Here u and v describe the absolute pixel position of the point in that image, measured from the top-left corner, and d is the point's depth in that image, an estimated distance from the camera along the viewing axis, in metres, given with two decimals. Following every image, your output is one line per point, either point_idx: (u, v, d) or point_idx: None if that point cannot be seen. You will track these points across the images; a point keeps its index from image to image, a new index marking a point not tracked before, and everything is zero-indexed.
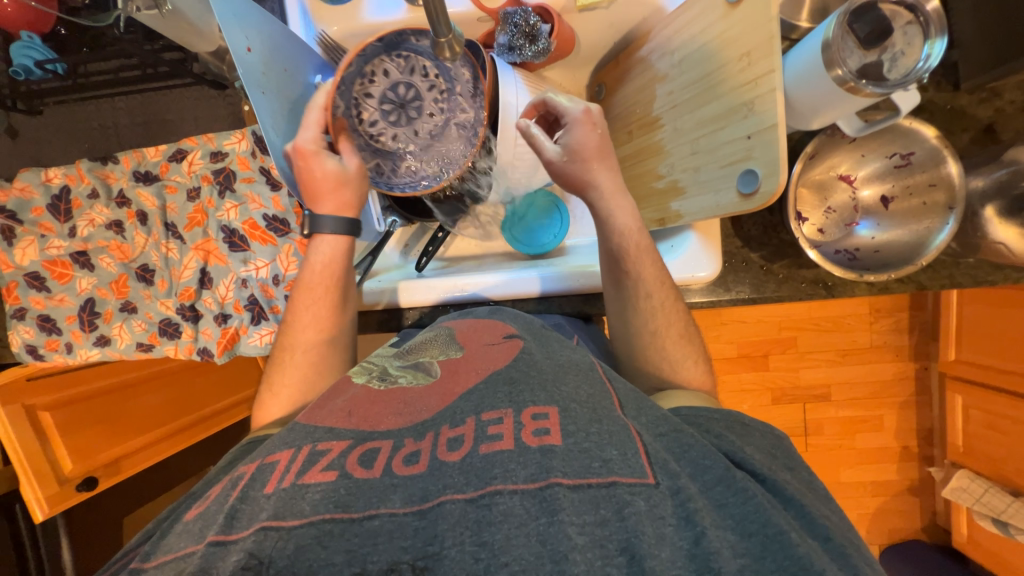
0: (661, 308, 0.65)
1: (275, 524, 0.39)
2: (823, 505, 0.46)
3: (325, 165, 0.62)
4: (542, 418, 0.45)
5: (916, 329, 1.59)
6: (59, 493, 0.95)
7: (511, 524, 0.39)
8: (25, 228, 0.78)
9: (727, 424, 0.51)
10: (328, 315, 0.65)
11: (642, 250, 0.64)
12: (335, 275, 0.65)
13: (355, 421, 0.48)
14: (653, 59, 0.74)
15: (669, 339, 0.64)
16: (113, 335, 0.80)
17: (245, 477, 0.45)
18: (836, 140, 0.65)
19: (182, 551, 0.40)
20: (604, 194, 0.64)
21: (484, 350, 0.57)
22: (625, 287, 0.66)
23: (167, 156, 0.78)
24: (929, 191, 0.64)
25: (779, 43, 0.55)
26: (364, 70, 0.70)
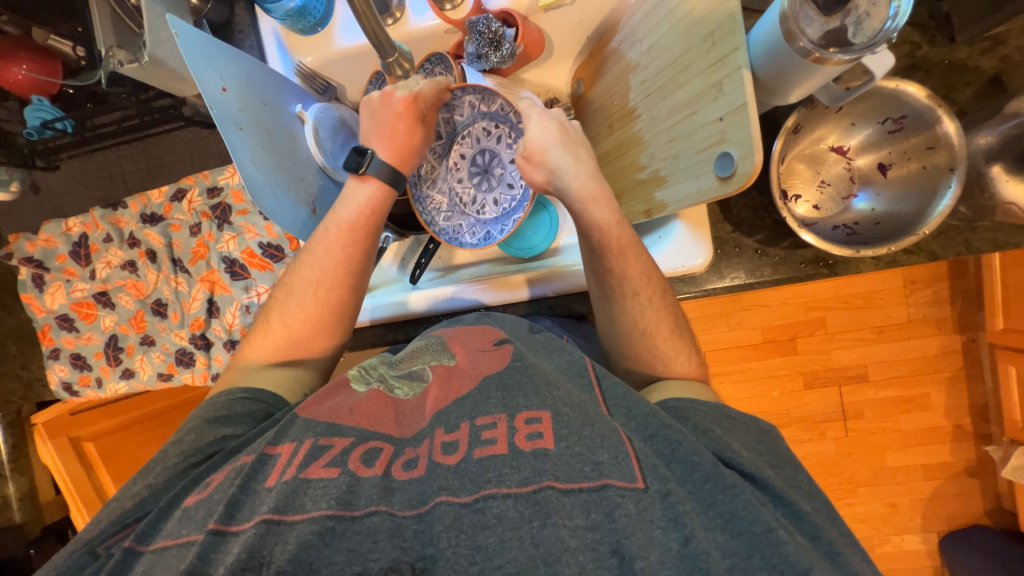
0: (650, 305, 0.62)
1: (276, 518, 0.41)
2: (806, 502, 0.45)
3: (419, 130, 0.69)
4: (536, 422, 0.45)
5: (959, 298, 1.48)
6: None
7: (505, 527, 0.40)
8: (51, 275, 0.87)
9: (713, 417, 0.50)
10: (359, 258, 0.65)
11: (625, 244, 0.62)
12: (368, 223, 0.65)
13: (358, 419, 0.50)
14: (624, 50, 0.73)
15: (661, 338, 0.61)
16: (136, 368, 0.86)
17: (247, 465, 0.46)
18: (819, 112, 0.62)
19: (186, 538, 0.42)
20: (575, 187, 0.64)
21: (473, 356, 0.57)
22: (609, 285, 0.63)
23: (169, 197, 0.83)
24: (929, 155, 0.59)
25: (740, 20, 0.53)
26: (450, 166, 0.85)
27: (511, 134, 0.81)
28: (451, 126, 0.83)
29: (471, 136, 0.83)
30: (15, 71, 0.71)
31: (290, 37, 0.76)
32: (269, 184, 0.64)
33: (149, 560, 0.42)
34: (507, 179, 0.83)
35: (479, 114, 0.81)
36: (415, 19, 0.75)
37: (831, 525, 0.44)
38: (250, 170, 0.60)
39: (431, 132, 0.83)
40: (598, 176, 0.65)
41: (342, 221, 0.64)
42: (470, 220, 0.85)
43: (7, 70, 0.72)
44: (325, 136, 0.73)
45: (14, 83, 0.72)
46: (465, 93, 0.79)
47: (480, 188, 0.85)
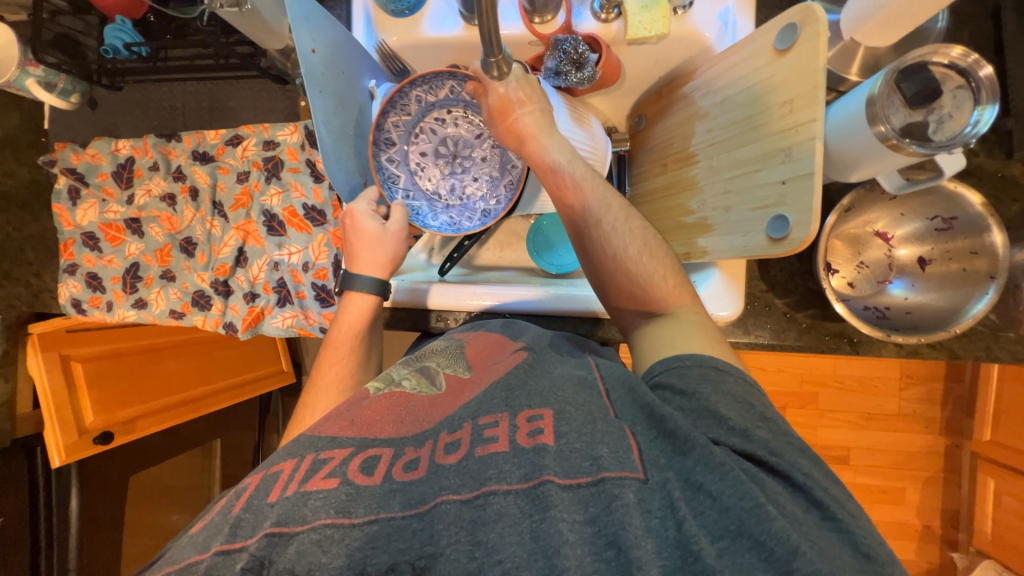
0: (615, 228, 0.63)
1: (279, 531, 0.40)
2: (825, 477, 0.44)
3: (370, 230, 0.68)
4: (537, 419, 0.46)
5: (950, 402, 1.50)
6: (77, 442, 0.98)
7: (505, 523, 0.39)
8: (89, 190, 0.87)
9: (699, 373, 0.50)
10: (349, 371, 0.65)
11: (581, 178, 0.64)
12: (359, 333, 0.68)
13: (357, 431, 0.48)
14: (695, 97, 0.75)
15: (633, 260, 0.62)
16: (150, 300, 0.86)
17: (249, 488, 0.44)
18: (874, 196, 0.64)
19: (186, 562, 0.40)
20: (539, 147, 0.66)
21: (488, 372, 0.56)
22: (588, 235, 0.64)
23: (225, 140, 0.83)
24: (970, 259, 0.62)
25: (823, 93, 0.54)
26: (414, 167, 0.79)
27: (466, 113, 0.79)
28: (399, 127, 0.76)
29: (426, 131, 0.78)
30: None
31: (380, 14, 0.77)
32: (334, 150, 0.65)
33: None
34: (476, 158, 0.81)
35: (429, 105, 0.76)
36: (505, 25, 0.76)
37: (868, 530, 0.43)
38: (320, 133, 0.62)
39: (384, 139, 0.75)
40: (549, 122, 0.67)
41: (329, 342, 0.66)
42: (453, 208, 0.81)
43: None
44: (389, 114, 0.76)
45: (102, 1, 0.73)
46: (411, 89, 0.73)
47: (453, 177, 0.81)
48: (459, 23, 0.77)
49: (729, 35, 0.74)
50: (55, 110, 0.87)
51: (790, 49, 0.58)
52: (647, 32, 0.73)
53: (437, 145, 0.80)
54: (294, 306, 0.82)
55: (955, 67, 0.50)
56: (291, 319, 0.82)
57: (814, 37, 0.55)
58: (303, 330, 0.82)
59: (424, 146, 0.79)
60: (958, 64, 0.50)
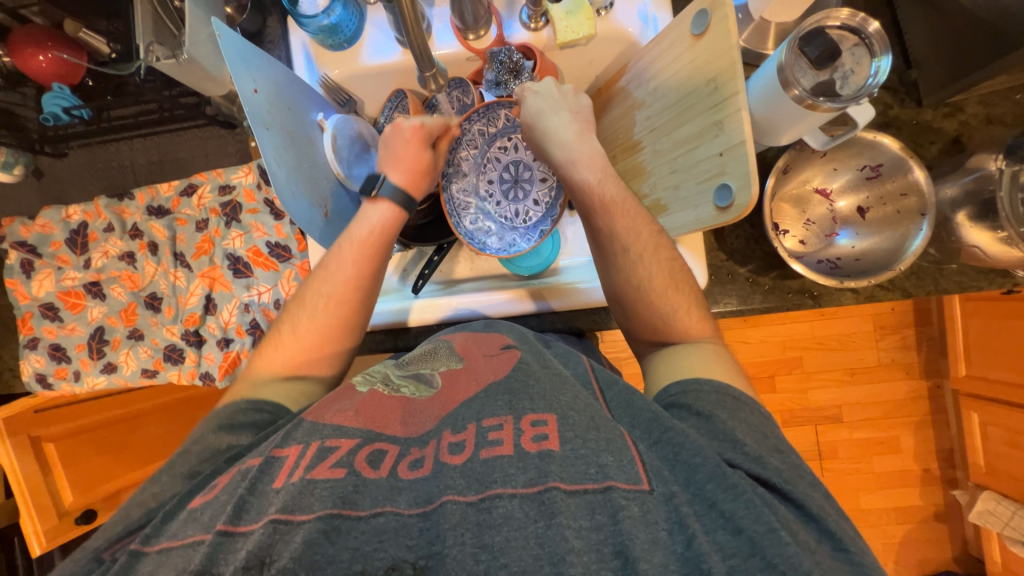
0: (643, 257, 0.63)
1: (284, 519, 0.40)
2: (754, 445, 0.48)
3: (423, 155, 0.73)
4: (542, 425, 0.46)
5: (923, 344, 1.56)
6: (57, 526, 0.96)
7: (511, 526, 0.40)
8: (42, 261, 0.85)
9: (718, 398, 0.52)
10: (370, 270, 0.65)
11: (608, 202, 0.66)
12: (376, 245, 0.67)
13: (364, 420, 0.49)
14: (630, 89, 0.79)
15: (656, 294, 0.62)
16: (119, 362, 0.83)
17: (252, 469, 0.46)
18: (806, 155, 0.69)
19: (191, 539, 0.42)
20: (569, 145, 0.70)
21: (482, 362, 0.57)
22: (604, 247, 0.66)
23: (179, 191, 0.83)
24: (901, 200, 0.66)
25: (741, 68, 0.58)
26: (481, 196, 0.88)
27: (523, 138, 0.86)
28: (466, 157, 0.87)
29: (491, 159, 0.88)
30: (39, 59, 0.73)
31: (319, 49, 0.80)
32: (290, 183, 0.65)
33: (154, 564, 0.41)
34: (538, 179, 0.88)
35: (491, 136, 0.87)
36: (438, 45, 0.80)
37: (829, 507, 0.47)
38: (273, 167, 0.62)
39: (455, 173, 0.87)
40: (581, 139, 0.70)
41: (351, 238, 0.66)
42: (520, 229, 0.87)
43: (30, 58, 0.73)
44: (342, 144, 0.76)
45: (37, 70, 0.73)
46: (474, 125, 0.85)
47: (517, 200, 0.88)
48: (397, 48, 0.80)
49: (651, 30, 0.78)
50: None
51: (705, 33, 0.62)
52: (575, 35, 0.77)
53: (500, 172, 0.88)
54: None
55: (848, 26, 0.55)
56: None
57: (723, 18, 0.59)
58: None
59: (491, 172, 0.89)
60: (849, 24, 0.55)
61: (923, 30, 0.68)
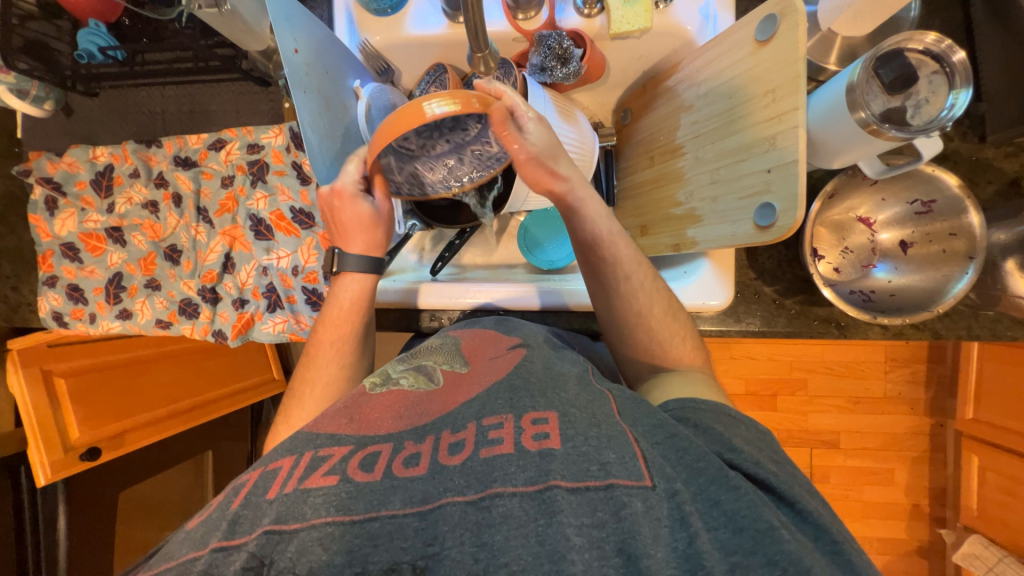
0: (643, 288, 0.65)
1: (277, 528, 0.39)
2: (767, 458, 0.48)
3: (360, 207, 0.65)
4: (542, 423, 0.45)
5: (934, 382, 1.54)
6: (63, 460, 0.96)
7: (510, 525, 0.39)
8: (67, 201, 0.84)
9: (714, 415, 0.51)
10: (354, 343, 0.66)
11: (615, 235, 0.66)
12: (359, 310, 0.67)
13: (356, 428, 0.48)
14: (680, 89, 0.76)
15: (656, 319, 0.64)
16: (135, 310, 0.84)
17: (247, 484, 0.44)
18: (855, 182, 0.66)
19: (185, 557, 0.39)
20: (577, 186, 0.65)
21: (485, 365, 0.56)
22: (610, 275, 0.66)
23: (207, 144, 0.82)
24: (949, 240, 0.63)
25: (805, 82, 0.55)
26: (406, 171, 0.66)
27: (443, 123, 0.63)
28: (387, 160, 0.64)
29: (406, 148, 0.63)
30: None
31: (361, 13, 0.76)
32: (322, 151, 0.64)
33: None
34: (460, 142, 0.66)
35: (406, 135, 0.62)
36: (489, 22, 0.76)
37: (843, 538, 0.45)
38: (306, 133, 0.60)
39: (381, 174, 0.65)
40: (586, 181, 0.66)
41: (326, 318, 0.67)
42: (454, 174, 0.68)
43: None
44: (376, 114, 0.74)
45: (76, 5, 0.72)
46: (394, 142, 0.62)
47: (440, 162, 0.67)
48: (442, 21, 0.77)
49: (710, 29, 0.74)
50: (29, 118, 0.84)
51: (770, 40, 0.59)
52: (629, 27, 0.73)
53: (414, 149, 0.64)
54: (284, 311, 0.81)
55: (931, 53, 0.52)
56: (281, 324, 0.81)
57: (793, 27, 0.55)
58: (294, 335, 0.81)
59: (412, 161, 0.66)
60: (933, 49, 0.52)
61: (1000, 62, 0.64)
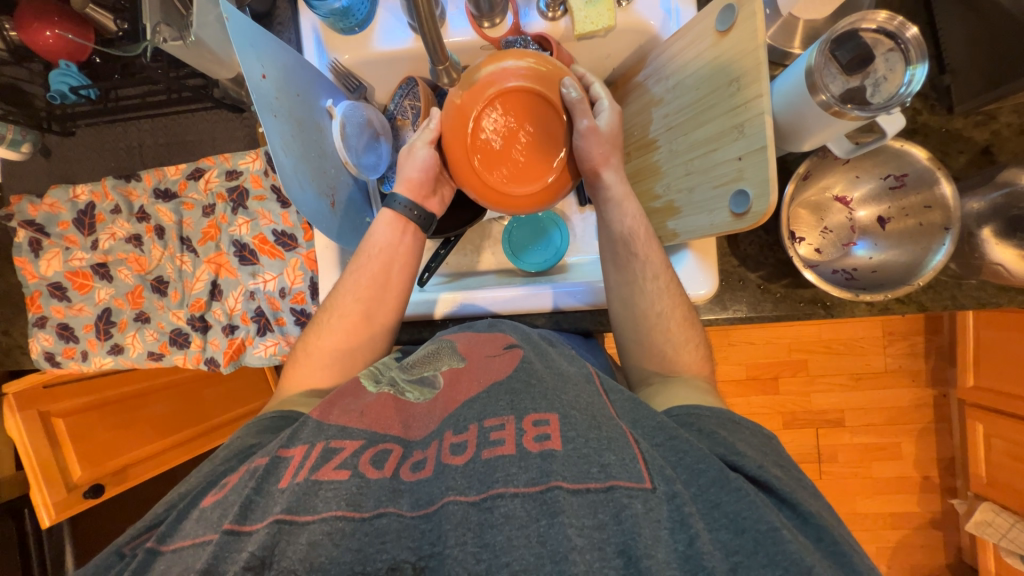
0: (667, 290, 0.66)
1: (288, 519, 0.40)
2: (761, 456, 0.48)
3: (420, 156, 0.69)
4: (544, 424, 0.45)
5: (933, 353, 1.54)
6: (65, 499, 0.97)
7: (512, 526, 0.39)
8: (50, 241, 0.85)
9: (718, 421, 0.51)
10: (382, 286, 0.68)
11: (650, 238, 0.67)
12: (390, 255, 0.69)
13: (368, 421, 0.49)
14: (649, 84, 0.76)
15: (674, 322, 0.65)
16: (126, 344, 0.84)
17: (263, 466, 0.46)
18: (828, 162, 0.66)
19: (200, 538, 0.43)
20: (617, 188, 0.67)
21: (483, 362, 0.56)
22: (631, 269, 0.67)
23: (186, 174, 0.82)
24: (925, 213, 0.64)
25: (767, 69, 0.56)
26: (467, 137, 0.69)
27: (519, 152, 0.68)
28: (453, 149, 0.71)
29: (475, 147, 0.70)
30: (46, 35, 0.71)
31: (329, 33, 0.77)
32: (296, 173, 0.64)
33: (166, 562, 0.42)
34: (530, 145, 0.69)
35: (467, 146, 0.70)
36: (451, 32, 0.77)
37: (840, 524, 0.45)
38: (278, 154, 0.60)
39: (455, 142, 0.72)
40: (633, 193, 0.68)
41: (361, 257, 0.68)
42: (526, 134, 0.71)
43: (37, 33, 0.71)
44: (351, 132, 0.74)
45: (44, 47, 0.72)
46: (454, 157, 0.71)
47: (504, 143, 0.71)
48: (409, 35, 0.77)
49: (673, 22, 0.75)
50: (8, 163, 0.85)
51: (730, 30, 0.60)
52: (593, 26, 0.74)
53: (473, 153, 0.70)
54: (275, 333, 0.82)
55: (884, 31, 0.53)
56: (273, 347, 0.81)
57: (751, 15, 0.56)
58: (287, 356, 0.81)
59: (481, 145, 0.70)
60: (886, 27, 0.52)
61: (962, 33, 0.65)
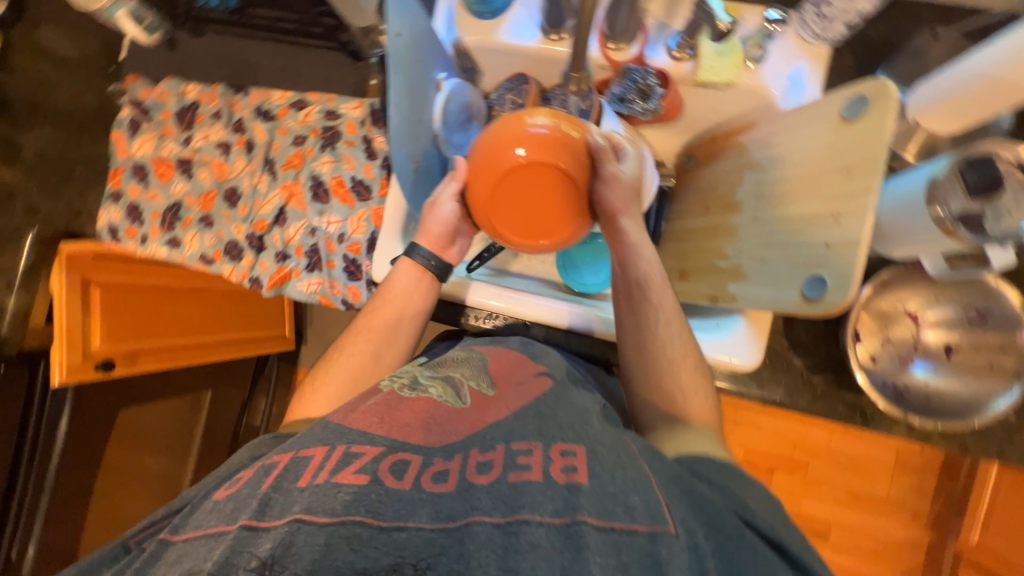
0: (679, 337, 0.65)
1: (307, 518, 0.38)
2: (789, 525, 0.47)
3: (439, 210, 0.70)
4: (570, 456, 0.45)
5: (941, 496, 1.47)
6: (79, 366, 0.93)
7: (537, 555, 0.37)
8: (149, 125, 0.89)
9: (727, 473, 0.51)
10: (396, 328, 0.68)
11: (664, 284, 0.67)
12: (407, 298, 0.69)
13: (387, 429, 0.46)
14: (751, 147, 0.75)
15: (685, 369, 0.64)
16: (184, 241, 0.88)
17: (278, 466, 0.44)
18: (911, 277, 0.66)
19: (213, 529, 0.41)
20: (636, 236, 0.67)
21: (513, 390, 0.56)
22: (644, 312, 0.66)
23: (289, 102, 0.86)
24: (998, 354, 0.64)
25: (883, 167, 0.55)
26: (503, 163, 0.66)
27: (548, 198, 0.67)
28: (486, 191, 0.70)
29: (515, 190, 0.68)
30: None
31: (462, 13, 0.80)
32: (396, 130, 0.66)
33: (179, 550, 0.41)
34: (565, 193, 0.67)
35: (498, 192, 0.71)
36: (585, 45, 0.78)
37: None
38: (391, 113, 0.64)
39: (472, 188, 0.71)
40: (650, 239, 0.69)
41: (381, 294, 0.68)
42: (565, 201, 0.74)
43: None
44: (452, 108, 0.77)
45: None
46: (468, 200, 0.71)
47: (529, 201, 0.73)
48: (537, 35, 0.79)
49: (794, 94, 0.74)
50: (134, 43, 0.89)
51: (856, 119, 0.59)
52: (716, 77, 0.75)
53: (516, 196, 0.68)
54: (322, 273, 0.84)
55: None
56: (315, 285, 0.83)
57: (883, 110, 0.55)
58: (325, 298, 0.83)
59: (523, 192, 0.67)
60: None
61: None
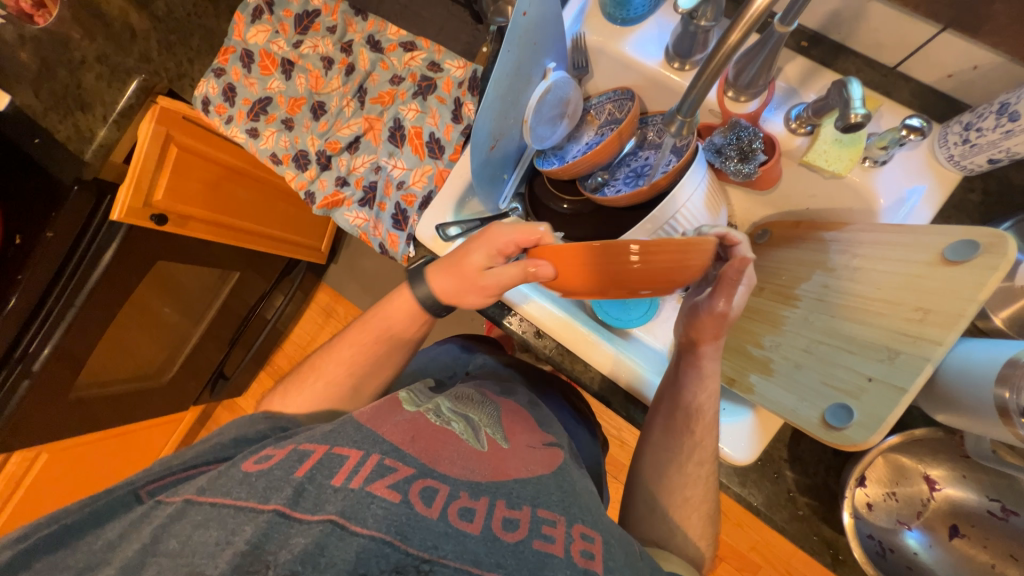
0: (703, 482, 0.64)
1: (342, 523, 0.42)
2: None
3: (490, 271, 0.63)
4: (590, 542, 0.47)
5: None
6: (137, 210, 0.98)
7: None
8: (269, 18, 0.92)
9: None
10: (391, 345, 0.73)
11: (711, 425, 0.64)
12: (410, 319, 0.73)
13: (419, 450, 0.50)
14: (831, 248, 0.67)
15: (695, 512, 0.63)
16: (262, 134, 0.92)
17: (313, 458, 0.48)
18: (945, 443, 0.61)
19: (248, 504, 0.44)
20: (704, 372, 0.64)
21: (525, 450, 0.58)
22: (679, 441, 0.65)
23: (400, 41, 0.87)
24: (1006, 559, 0.61)
25: (965, 324, 0.52)
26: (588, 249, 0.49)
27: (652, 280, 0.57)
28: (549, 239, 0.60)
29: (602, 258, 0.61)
30: None
31: (594, 11, 0.78)
32: (489, 106, 0.66)
33: (204, 512, 0.45)
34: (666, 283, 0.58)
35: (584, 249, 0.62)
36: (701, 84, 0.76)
37: None
38: (490, 87, 0.63)
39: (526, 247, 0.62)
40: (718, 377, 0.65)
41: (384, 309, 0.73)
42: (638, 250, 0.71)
43: None
44: (550, 100, 0.76)
45: None
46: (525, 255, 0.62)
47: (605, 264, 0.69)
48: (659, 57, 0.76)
49: (900, 213, 0.69)
50: None
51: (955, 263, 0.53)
52: (825, 164, 0.69)
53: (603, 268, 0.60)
54: (370, 211, 0.86)
55: None
56: (359, 220, 0.86)
57: (990, 268, 0.51)
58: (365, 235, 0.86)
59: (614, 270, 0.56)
60: None
61: None
